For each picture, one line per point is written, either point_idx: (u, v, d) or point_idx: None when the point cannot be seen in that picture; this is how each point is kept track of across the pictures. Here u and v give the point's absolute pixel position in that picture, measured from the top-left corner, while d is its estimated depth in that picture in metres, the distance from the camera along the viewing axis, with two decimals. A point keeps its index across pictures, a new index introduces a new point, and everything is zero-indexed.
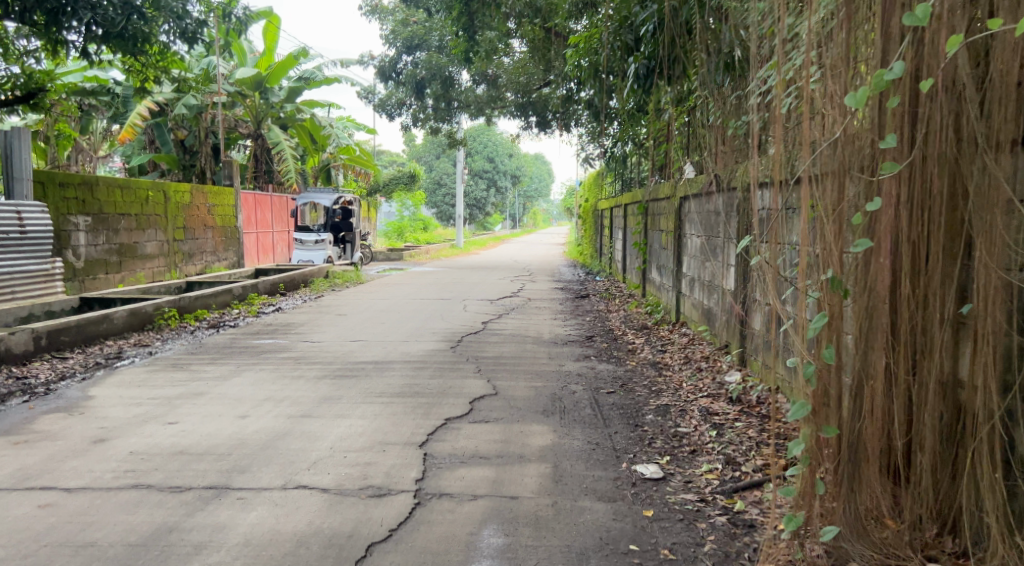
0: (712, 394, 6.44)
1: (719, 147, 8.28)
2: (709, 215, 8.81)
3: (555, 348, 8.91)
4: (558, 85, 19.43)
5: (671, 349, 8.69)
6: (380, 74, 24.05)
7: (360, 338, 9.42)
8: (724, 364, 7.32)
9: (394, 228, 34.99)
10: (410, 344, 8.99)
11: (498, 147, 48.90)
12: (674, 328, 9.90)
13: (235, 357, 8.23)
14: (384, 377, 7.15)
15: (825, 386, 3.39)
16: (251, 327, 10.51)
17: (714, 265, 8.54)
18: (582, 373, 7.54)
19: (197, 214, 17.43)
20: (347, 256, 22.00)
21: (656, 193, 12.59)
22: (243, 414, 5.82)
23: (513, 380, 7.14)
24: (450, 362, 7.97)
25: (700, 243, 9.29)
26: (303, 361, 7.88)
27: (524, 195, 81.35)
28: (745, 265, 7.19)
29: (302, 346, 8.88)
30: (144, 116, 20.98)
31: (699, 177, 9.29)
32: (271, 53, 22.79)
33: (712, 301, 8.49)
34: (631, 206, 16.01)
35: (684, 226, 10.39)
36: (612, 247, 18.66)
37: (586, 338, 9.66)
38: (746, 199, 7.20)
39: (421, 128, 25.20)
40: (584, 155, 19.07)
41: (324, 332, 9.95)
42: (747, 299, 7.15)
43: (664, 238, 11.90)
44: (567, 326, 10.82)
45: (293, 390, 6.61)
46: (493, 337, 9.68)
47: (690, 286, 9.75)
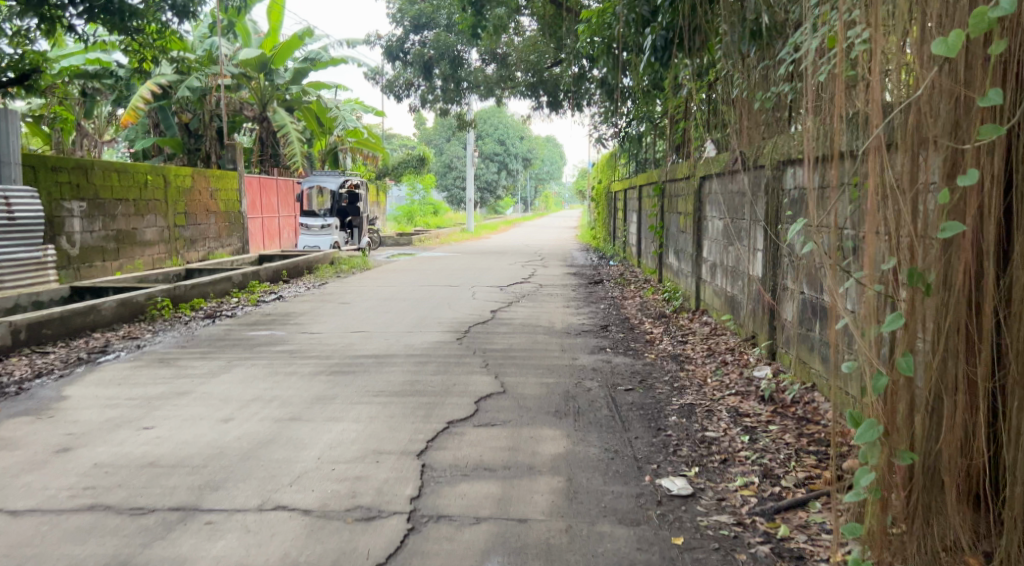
0: (741, 392, 5.91)
1: (745, 122, 7.71)
2: (733, 194, 8.24)
3: (568, 339, 8.36)
4: (569, 63, 18.83)
5: (692, 339, 8.15)
6: (387, 54, 23.54)
7: (362, 329, 8.90)
8: (752, 357, 6.78)
9: (405, 213, 34.44)
10: (415, 335, 8.46)
11: (509, 130, 48.24)
12: (693, 316, 9.33)
13: (228, 350, 7.73)
14: (385, 374, 6.62)
15: (895, 401, 2.97)
16: (250, 317, 10.00)
17: (739, 249, 7.97)
18: (597, 367, 6.99)
19: (199, 199, 16.93)
20: (355, 241, 21.51)
21: (674, 173, 12.00)
22: (226, 417, 5.30)
23: (524, 376, 6.60)
24: (456, 355, 7.44)
25: (722, 226, 8.73)
26: (298, 356, 7.36)
27: (536, 178, 80.63)
28: (774, 249, 6.65)
29: (299, 338, 8.37)
30: (146, 98, 20.48)
31: (722, 155, 8.69)
32: (275, 33, 22.13)
33: (737, 288, 7.93)
34: (646, 187, 15.41)
35: (704, 208, 9.81)
36: (626, 230, 18.09)
37: (599, 328, 9.11)
38: (775, 177, 6.65)
39: (430, 109, 24.59)
40: (596, 135, 18.45)
41: (324, 322, 9.44)
42: (777, 285, 6.61)
43: (682, 220, 11.31)
44: (580, 314, 10.28)
45: (284, 389, 6.09)
46: (502, 327, 9.14)
47: (710, 271, 9.19)
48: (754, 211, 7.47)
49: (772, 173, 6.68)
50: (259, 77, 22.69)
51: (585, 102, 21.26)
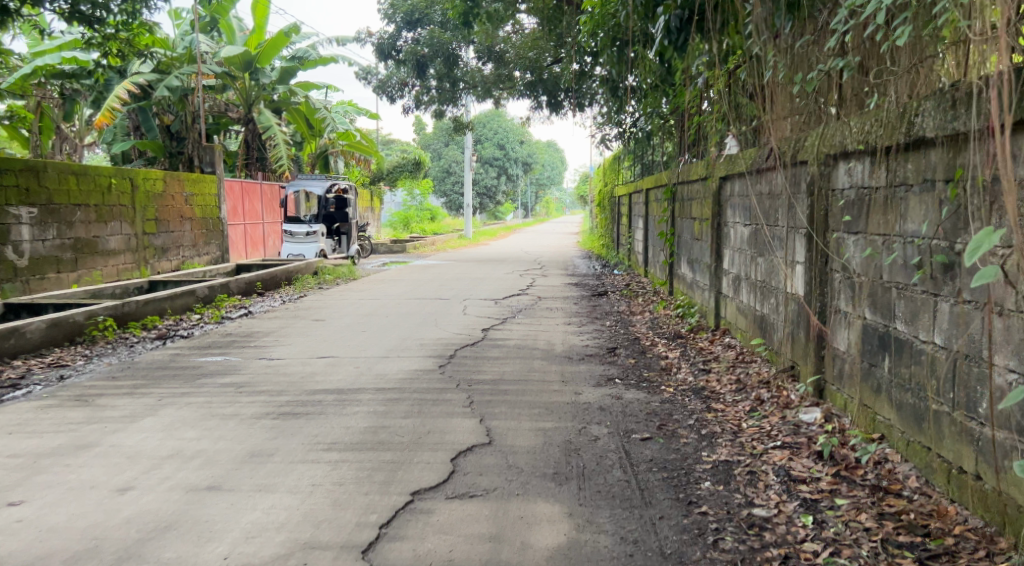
0: (789, 445, 4.67)
1: (781, 110, 6.51)
2: (761, 197, 7.05)
3: (570, 367, 7.11)
4: (570, 59, 17.65)
5: (716, 368, 6.89)
6: (379, 52, 22.44)
7: (329, 354, 7.67)
8: (793, 396, 5.57)
9: (400, 219, 33.20)
10: (389, 363, 7.23)
11: (509, 134, 47.06)
12: (713, 338, 8.10)
13: (165, 382, 6.50)
14: (344, 418, 5.38)
15: None
16: (207, 338, 8.78)
17: (772, 261, 6.74)
18: (604, 406, 5.74)
19: (173, 205, 15.73)
20: (344, 249, 20.21)
21: (686, 173, 10.77)
22: (123, 484, 4.07)
23: (516, 419, 5.37)
24: (435, 390, 6.21)
25: (749, 233, 7.54)
26: (246, 391, 6.14)
27: (537, 183, 79.28)
28: (823, 262, 5.42)
29: (255, 367, 7.14)
30: (122, 98, 19.27)
31: (748, 150, 7.46)
32: (262, 29, 20.88)
33: (771, 307, 6.70)
34: (653, 190, 14.26)
35: (724, 213, 8.62)
36: (631, 236, 16.91)
37: (605, 352, 7.84)
38: (824, 174, 5.42)
39: (425, 110, 23.30)
40: (599, 136, 17.22)
41: (289, 346, 8.22)
42: (826, 306, 5.40)
43: (697, 226, 10.10)
44: (583, 333, 9.03)
45: (215, 439, 4.86)
46: (493, 350, 7.89)
47: (735, 287, 7.97)
48: (791, 215, 6.26)
49: (817, 170, 5.48)
50: (244, 76, 21.52)
51: (587, 101, 20.08)
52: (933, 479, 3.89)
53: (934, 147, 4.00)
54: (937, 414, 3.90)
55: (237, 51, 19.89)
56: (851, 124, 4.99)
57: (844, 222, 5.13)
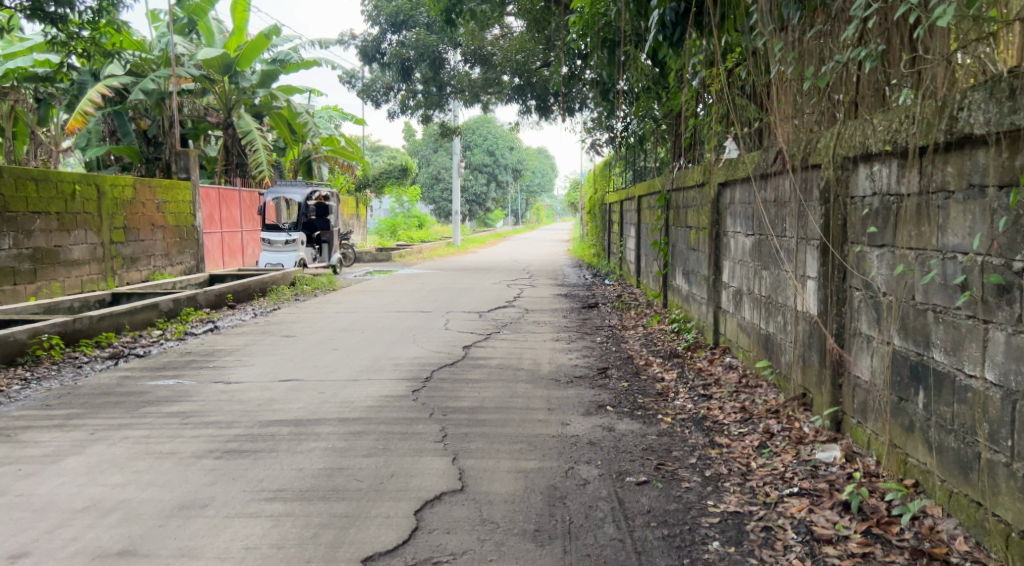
0: (808, 492, 4.03)
1: (789, 109, 5.89)
2: (767, 205, 6.44)
3: (557, 392, 6.44)
4: (559, 62, 17.02)
5: (717, 393, 6.25)
6: (363, 55, 21.85)
7: (293, 377, 6.99)
8: (807, 429, 4.94)
9: (388, 226, 32.46)
10: (358, 387, 6.55)
11: (498, 140, 46.45)
12: (713, 358, 7.47)
13: (105, 411, 5.84)
14: (297, 457, 4.71)
15: None
16: (164, 357, 8.09)
17: (780, 274, 6.12)
18: (594, 441, 5.08)
19: (143, 212, 15.01)
20: (325, 258, 19.47)
21: (681, 180, 10.17)
22: (20, 548, 3.44)
23: (493, 458, 4.71)
24: (406, 420, 5.55)
25: (752, 244, 6.94)
26: (192, 422, 5.47)
27: (527, 190, 78.59)
28: (841, 278, 4.79)
29: (209, 392, 6.47)
30: (95, 101, 18.57)
31: (752, 154, 6.85)
32: (241, 31, 20.18)
33: (780, 326, 6.07)
34: (646, 197, 13.64)
35: (724, 222, 8.01)
36: (623, 245, 16.31)
37: (595, 374, 7.18)
38: (842, 179, 4.80)
39: (410, 116, 22.67)
40: (590, 141, 16.59)
41: (251, 367, 7.54)
42: (844, 329, 4.77)
43: (694, 235, 9.48)
44: (571, 352, 8.37)
45: (142, 485, 4.19)
46: (474, 371, 7.23)
47: (738, 303, 7.36)
48: (802, 225, 5.64)
49: (833, 175, 4.86)
50: (223, 79, 20.83)
51: (577, 105, 19.48)
52: (986, 541, 3.30)
53: (988, 148, 3.38)
54: (990, 464, 3.30)
55: (214, 53, 19.17)
56: (873, 122, 4.37)
57: (865, 233, 4.51)
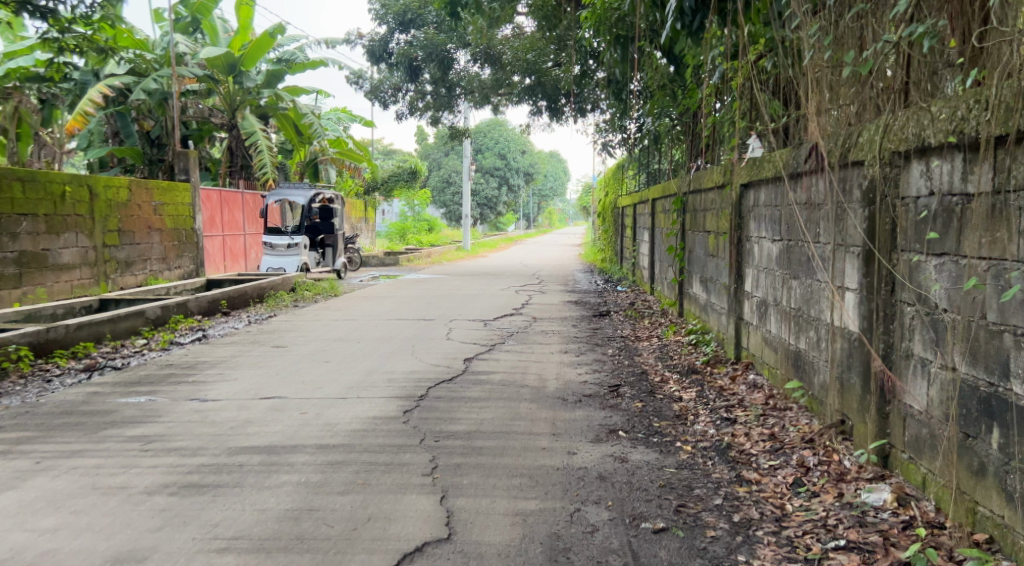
0: (858, 548, 3.43)
1: (819, 97, 5.27)
2: (799, 208, 5.82)
3: (564, 414, 5.82)
4: (571, 60, 16.37)
5: (742, 416, 5.62)
6: (370, 55, 21.29)
7: (276, 395, 6.39)
8: (849, 464, 4.31)
9: (398, 230, 31.90)
10: (345, 407, 5.95)
11: (510, 143, 45.85)
12: (735, 375, 6.84)
13: (61, 434, 5.27)
14: (263, 495, 4.11)
15: None
16: (143, 370, 7.52)
17: (815, 285, 5.49)
18: (604, 475, 4.45)
19: (139, 215, 14.44)
20: (329, 261, 18.88)
21: (699, 181, 9.52)
22: None
23: (488, 497, 4.10)
24: (394, 447, 4.94)
25: (781, 250, 6.32)
26: (153, 449, 4.88)
27: (539, 195, 77.84)
28: (890, 290, 4.16)
29: (180, 412, 5.88)
30: (95, 101, 18.02)
31: (782, 151, 6.23)
32: (246, 30, 19.59)
33: (814, 343, 5.45)
34: (661, 200, 12.99)
35: (747, 227, 7.39)
36: (636, 249, 15.68)
37: (606, 392, 6.54)
38: (890, 174, 4.16)
39: (419, 117, 22.08)
40: (602, 142, 15.96)
41: (233, 382, 6.96)
42: (893, 348, 4.14)
43: (713, 240, 8.86)
44: (580, 366, 7.74)
45: (77, 531, 3.62)
46: (474, 388, 6.61)
47: (763, 314, 6.73)
48: (839, 228, 5.01)
49: (879, 172, 4.23)
50: (227, 79, 20.36)
51: (589, 106, 18.82)
52: None
53: None
54: None
55: (217, 52, 18.75)
56: (931, 110, 3.73)
57: (920, 240, 3.88)
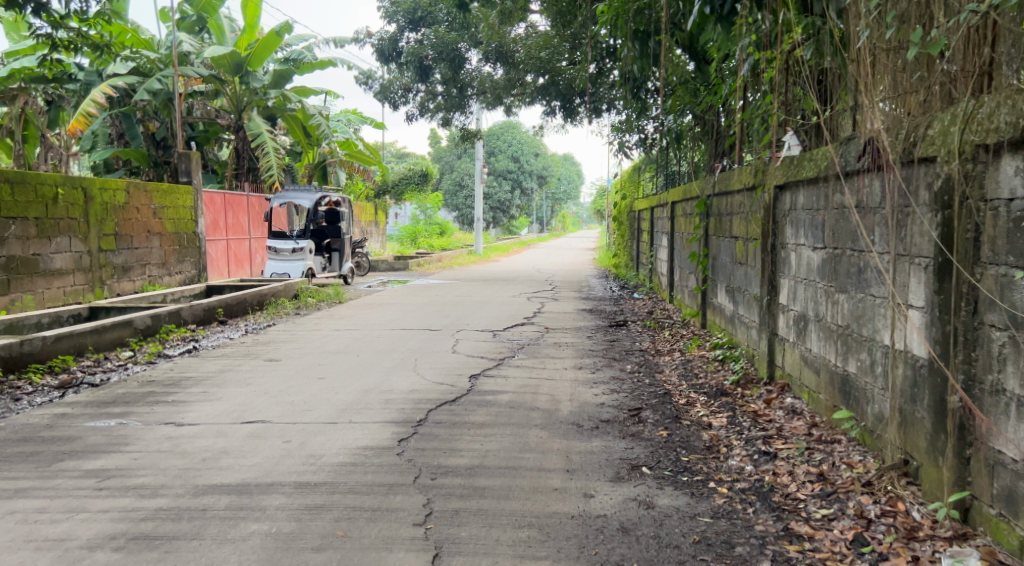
0: None
1: (871, 82, 4.61)
2: (849, 213, 5.19)
3: (579, 444, 5.16)
4: (586, 58, 15.69)
5: (784, 450, 4.98)
6: (379, 54, 20.71)
7: (259, 418, 5.77)
8: (919, 517, 3.68)
9: (409, 233, 31.34)
10: (333, 434, 5.31)
11: (523, 145, 45.22)
12: (770, 399, 6.20)
13: (12, 466, 4.66)
14: (223, 552, 3.51)
15: None
16: (121, 387, 6.88)
17: (871, 300, 4.83)
18: (626, 526, 3.81)
19: (137, 218, 13.73)
20: (335, 267, 18.22)
21: (725, 183, 8.84)
22: None
23: (490, 558, 3.48)
24: (384, 487, 4.30)
25: (827, 258, 5.64)
26: (108, 487, 4.27)
27: (552, 198, 77.06)
28: (972, 310, 3.52)
29: (151, 438, 5.22)
30: (98, 103, 17.11)
31: (830, 146, 5.54)
32: (253, 28, 18.82)
33: (867, 367, 4.83)
34: (680, 204, 12.31)
35: (782, 232, 6.74)
36: (654, 255, 14.99)
37: (626, 418, 5.88)
38: (975, 173, 3.52)
39: (430, 118, 21.43)
40: (618, 143, 15.25)
41: (215, 402, 6.33)
42: (976, 380, 3.51)
43: (741, 247, 8.20)
44: (597, 385, 7.07)
45: None
46: (478, 412, 5.95)
47: (803, 331, 6.09)
48: (900, 235, 4.35)
49: (957, 168, 3.58)
50: (233, 79, 19.53)
51: (605, 107, 18.11)
52: None
53: None
54: None
55: (222, 52, 17.89)
56: None
57: (1017, 251, 3.28)
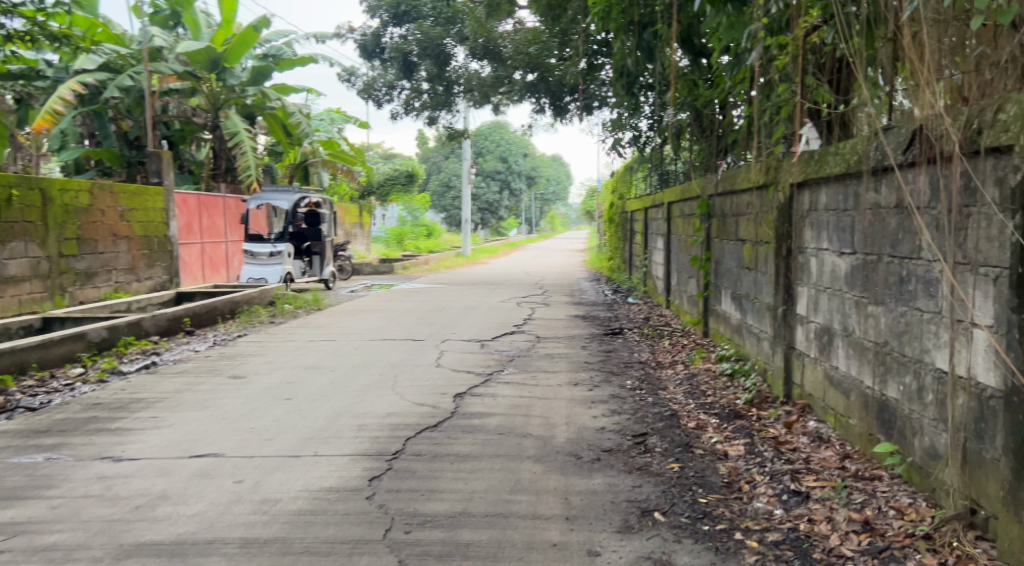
0: None
1: (916, 59, 3.97)
2: (887, 214, 4.51)
3: (578, 482, 4.49)
4: (578, 53, 14.95)
5: (817, 489, 4.32)
6: (362, 50, 20.03)
7: (210, 449, 5.04)
8: None
9: (394, 236, 30.64)
10: (294, 471, 4.60)
11: (512, 146, 44.52)
12: (791, 422, 5.53)
13: None
14: None
15: None
16: (61, 412, 6.12)
17: (915, 315, 4.20)
18: None
19: (101, 221, 12.93)
20: (316, 271, 17.46)
21: (731, 181, 8.16)
22: None
23: None
24: (349, 546, 3.64)
25: (858, 263, 4.96)
26: (13, 551, 3.56)
27: (540, 198, 76.39)
28: None
29: (80, 478, 4.47)
30: (65, 99, 16.00)
31: (865, 134, 4.83)
32: (229, 23, 17.97)
33: (913, 394, 4.17)
34: (678, 204, 11.65)
35: (800, 235, 6.05)
36: (649, 257, 14.33)
37: (630, 447, 5.20)
38: None
39: (415, 117, 20.63)
40: (611, 141, 14.52)
41: (165, 429, 5.58)
42: None
43: (749, 251, 7.54)
44: (596, 405, 6.37)
45: None
46: (463, 441, 5.25)
47: (827, 346, 5.42)
48: (958, 239, 3.72)
49: None
50: (209, 76, 18.62)
51: (597, 104, 17.38)
52: None
53: None
54: None
55: (196, 47, 16.96)
56: None
57: None
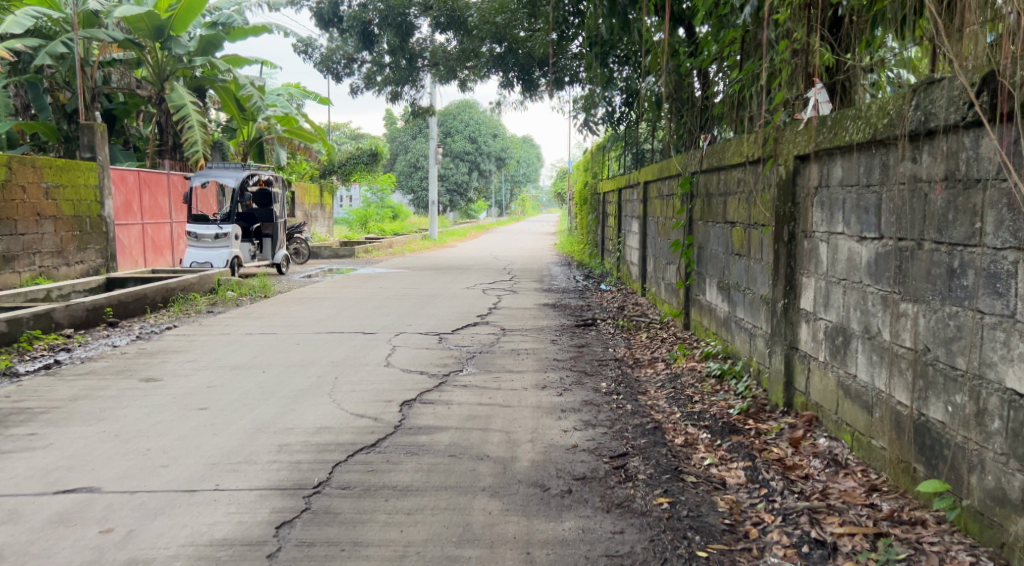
0: None
1: None
2: (932, 189, 3.60)
3: (542, 526, 3.57)
4: (547, 22, 13.87)
5: (844, 534, 3.44)
6: (318, 19, 18.77)
7: (84, 482, 4.01)
8: None
9: (358, 217, 29.49)
10: (183, 513, 3.62)
11: (480, 126, 43.40)
12: (798, 439, 4.63)
13: None
14: None
15: None
16: None
17: (973, 317, 3.30)
18: None
19: (22, 200, 11.76)
20: (267, 255, 16.31)
21: (719, 156, 7.24)
22: None
23: None
24: None
25: (887, 249, 4.03)
26: None
27: (511, 179, 75.21)
28: None
29: None
30: None
31: (900, 91, 3.87)
32: None
33: (970, 419, 3.28)
34: (655, 184, 10.72)
35: (807, 216, 5.13)
36: (623, 240, 13.41)
37: (607, 473, 4.27)
38: None
39: (376, 92, 19.49)
40: (583, 118, 13.52)
41: (39, 452, 4.54)
42: None
43: (738, 234, 6.63)
44: (565, 415, 5.42)
45: None
46: (404, 467, 4.29)
47: (842, 350, 4.50)
48: None
49: None
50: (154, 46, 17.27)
51: (568, 79, 16.33)
52: None
53: None
54: None
55: (136, 11, 15.51)
56: None
57: None
